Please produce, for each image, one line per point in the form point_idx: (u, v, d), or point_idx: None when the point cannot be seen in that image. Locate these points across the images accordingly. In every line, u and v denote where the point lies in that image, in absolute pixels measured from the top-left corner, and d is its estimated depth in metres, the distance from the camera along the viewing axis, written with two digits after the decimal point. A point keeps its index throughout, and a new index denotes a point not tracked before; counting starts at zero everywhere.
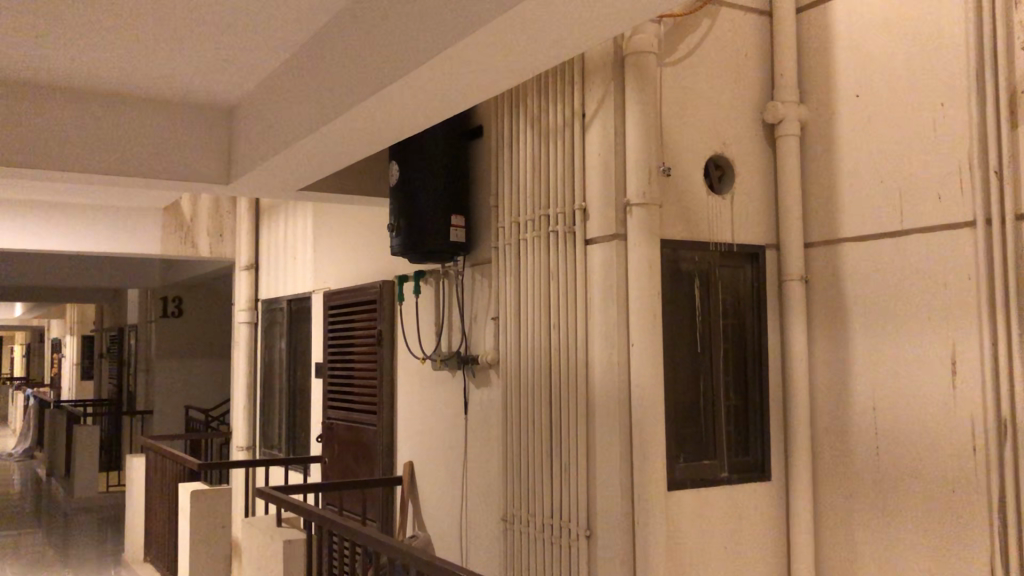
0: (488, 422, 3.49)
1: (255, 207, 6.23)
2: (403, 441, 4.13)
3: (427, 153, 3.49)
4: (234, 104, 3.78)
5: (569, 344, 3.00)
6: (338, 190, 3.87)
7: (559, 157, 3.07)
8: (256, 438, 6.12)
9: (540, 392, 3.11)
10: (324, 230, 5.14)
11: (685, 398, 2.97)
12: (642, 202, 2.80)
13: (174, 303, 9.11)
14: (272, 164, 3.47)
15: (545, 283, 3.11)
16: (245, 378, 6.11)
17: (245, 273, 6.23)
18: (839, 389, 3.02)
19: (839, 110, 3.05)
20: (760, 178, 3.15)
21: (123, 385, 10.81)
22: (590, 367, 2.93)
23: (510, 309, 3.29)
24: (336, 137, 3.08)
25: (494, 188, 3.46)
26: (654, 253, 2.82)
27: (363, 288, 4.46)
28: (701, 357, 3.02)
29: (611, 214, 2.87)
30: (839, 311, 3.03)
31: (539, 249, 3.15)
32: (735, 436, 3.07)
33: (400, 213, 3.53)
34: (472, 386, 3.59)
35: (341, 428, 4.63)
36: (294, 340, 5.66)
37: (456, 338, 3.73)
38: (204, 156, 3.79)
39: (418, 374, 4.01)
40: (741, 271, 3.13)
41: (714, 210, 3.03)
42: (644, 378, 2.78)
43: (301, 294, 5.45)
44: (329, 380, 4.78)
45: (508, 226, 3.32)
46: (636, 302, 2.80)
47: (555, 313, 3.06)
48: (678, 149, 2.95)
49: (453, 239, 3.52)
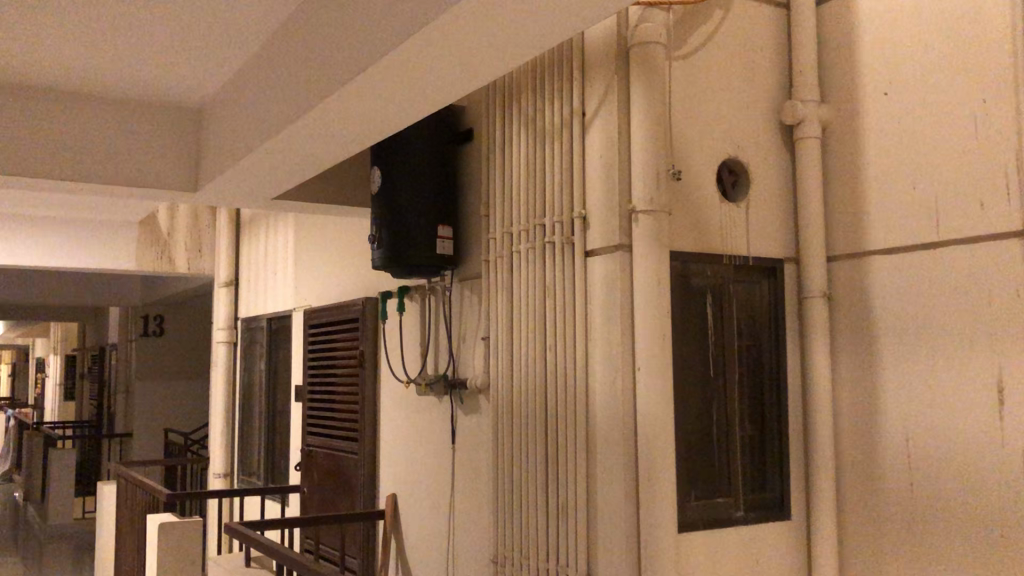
0: (478, 452, 3.18)
1: (235, 221, 5.94)
2: (387, 471, 3.82)
3: (412, 157, 3.20)
4: (202, 105, 3.48)
5: (567, 368, 2.69)
6: (314, 198, 3.57)
7: (556, 160, 2.78)
8: (234, 466, 5.79)
9: (534, 421, 2.80)
10: (305, 243, 4.85)
11: (698, 428, 2.66)
12: (649, 208, 2.50)
13: (155, 322, 8.81)
14: (241, 168, 3.17)
15: (540, 300, 2.81)
16: (222, 401, 5.79)
17: (224, 290, 5.93)
18: (868, 418, 2.72)
19: (864, 110, 2.77)
20: (776, 185, 2.87)
21: (103, 406, 10.47)
22: (593, 393, 2.63)
23: (501, 329, 2.98)
24: (307, 135, 2.78)
25: (484, 195, 3.17)
26: (663, 266, 2.52)
27: (344, 305, 4.17)
28: (715, 382, 2.71)
29: (613, 222, 2.57)
30: (866, 330, 2.73)
31: (533, 262, 2.86)
32: (752, 469, 2.76)
33: (383, 223, 3.23)
34: (461, 412, 3.28)
35: (320, 456, 4.31)
36: (273, 361, 5.36)
37: (443, 359, 3.42)
38: (171, 162, 3.48)
39: (402, 398, 3.70)
40: (757, 287, 2.84)
41: (728, 219, 2.73)
42: (652, 406, 2.47)
43: (281, 311, 5.14)
44: (308, 404, 4.47)
45: (501, 236, 3.03)
46: (642, 320, 2.49)
47: (551, 332, 2.76)
48: (688, 151, 2.66)
49: (440, 251, 3.21)
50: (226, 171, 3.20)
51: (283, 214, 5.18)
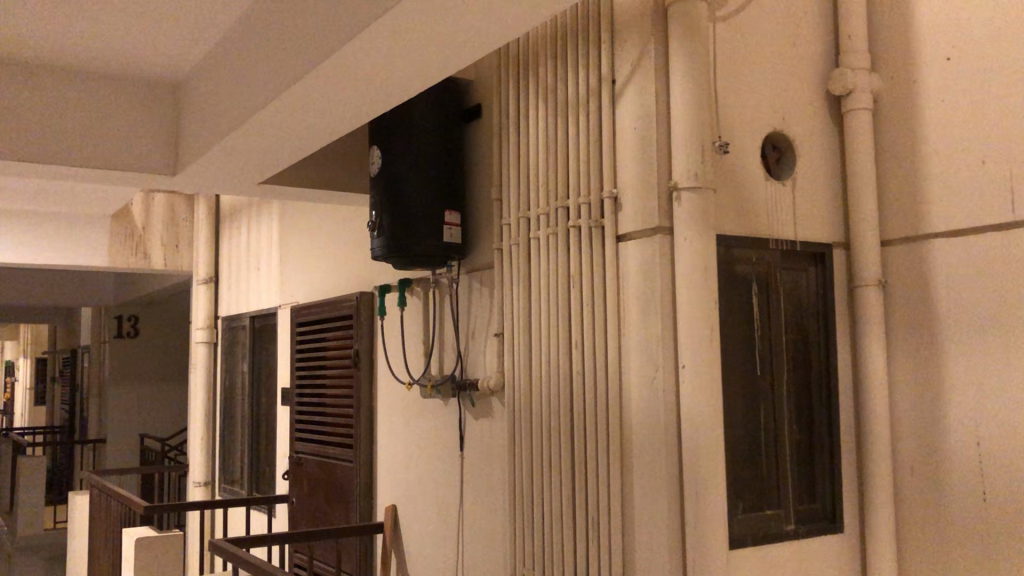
0: (490, 461, 2.88)
1: (214, 214, 5.60)
2: (386, 481, 3.51)
3: (415, 136, 2.91)
4: (180, 81, 3.15)
5: (597, 366, 2.40)
6: (306, 185, 3.26)
7: (582, 134, 2.48)
8: (215, 474, 5.46)
9: (558, 427, 2.51)
10: (292, 236, 4.52)
11: (745, 433, 2.37)
12: (693, 185, 2.22)
13: (130, 322, 8.45)
14: (224, 149, 2.85)
15: (564, 292, 2.52)
16: (202, 405, 5.46)
17: (203, 287, 5.59)
18: (930, 420, 2.44)
19: (922, 78, 2.49)
20: (823, 163, 2.59)
21: (76, 410, 10.08)
22: (628, 395, 2.34)
23: (518, 325, 2.69)
24: (299, 109, 2.47)
25: (496, 177, 2.87)
26: (709, 250, 2.23)
27: (336, 302, 3.86)
28: (762, 381, 2.42)
29: (650, 202, 2.28)
30: (927, 323, 2.46)
31: (555, 249, 2.56)
32: (801, 479, 2.49)
33: (383, 209, 2.92)
34: (471, 417, 2.98)
35: (309, 465, 3.99)
36: (257, 363, 5.03)
37: (449, 359, 3.12)
38: (147, 143, 3.14)
39: (403, 402, 3.40)
40: (804, 276, 2.56)
41: (773, 200, 2.45)
42: (699, 411, 2.18)
43: (265, 309, 4.81)
44: (297, 408, 4.15)
45: (517, 221, 2.73)
46: (685, 313, 2.20)
47: (577, 327, 2.47)
48: (731, 123, 2.37)
49: (448, 239, 2.91)
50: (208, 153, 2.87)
51: (267, 205, 4.86)
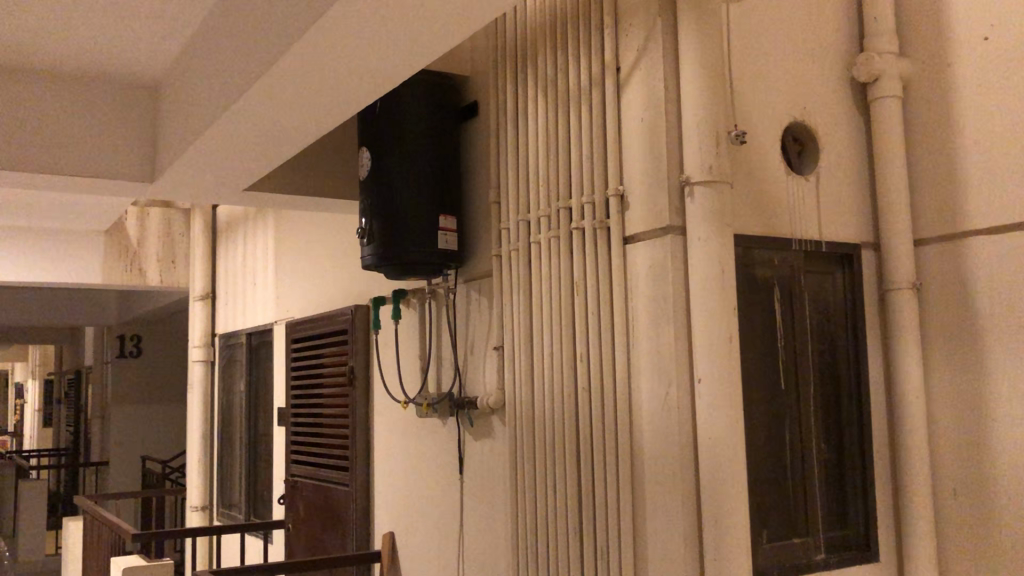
0: (492, 484, 2.66)
1: (211, 228, 5.42)
2: (383, 505, 3.30)
3: (406, 136, 2.71)
4: (158, 81, 2.96)
5: (604, 380, 2.19)
6: (292, 190, 3.06)
7: (585, 127, 2.28)
8: (213, 498, 5.26)
9: (561, 449, 2.29)
10: (287, 249, 4.33)
11: (769, 452, 2.14)
12: (706, 179, 2.00)
13: (132, 341, 8.30)
14: (200, 151, 2.65)
15: (567, 299, 2.31)
16: (199, 425, 5.25)
17: (200, 303, 5.41)
18: (972, 434, 2.21)
19: (956, 60, 2.27)
20: (849, 156, 2.37)
21: (80, 432, 9.90)
22: (639, 412, 2.12)
23: (519, 337, 2.48)
24: (276, 103, 2.28)
25: (494, 178, 2.67)
26: (726, 250, 2.01)
27: (331, 317, 3.65)
28: (787, 395, 2.20)
29: (659, 199, 2.07)
30: (967, 327, 2.23)
31: (557, 253, 2.35)
32: (832, 502, 2.25)
33: (373, 214, 2.72)
34: (471, 437, 2.77)
35: (305, 489, 3.78)
36: (254, 382, 4.84)
37: (447, 374, 2.91)
38: (123, 147, 2.94)
39: (400, 420, 3.19)
40: (830, 278, 2.34)
41: (795, 195, 2.24)
42: (718, 430, 1.96)
43: (261, 325, 4.63)
44: (293, 428, 3.95)
45: (517, 224, 2.53)
46: (700, 321, 1.98)
47: (581, 338, 2.25)
48: (748, 112, 2.16)
49: (443, 246, 2.71)
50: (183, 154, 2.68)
51: (262, 217, 4.67)
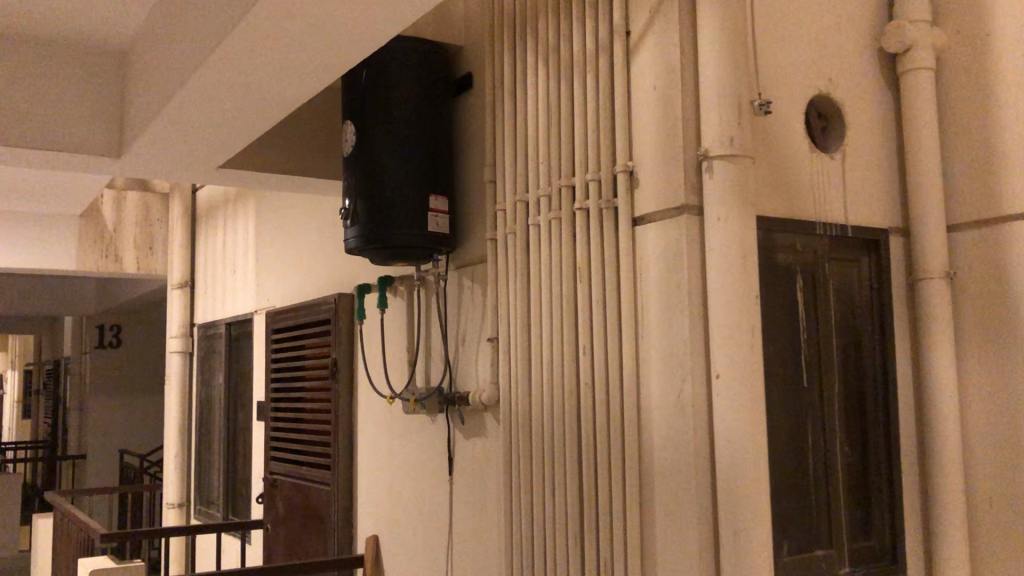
0: (484, 486, 2.47)
1: (191, 213, 5.19)
2: (367, 506, 3.10)
3: (394, 109, 2.50)
4: (127, 48, 2.74)
5: (609, 375, 1.99)
6: (275, 168, 2.86)
7: (590, 98, 2.08)
8: (191, 495, 5.03)
9: (561, 449, 2.10)
10: (269, 234, 4.12)
11: (790, 456, 1.95)
12: (726, 152, 1.81)
13: (112, 332, 8.03)
14: (170, 120, 2.44)
15: (569, 287, 2.11)
16: (176, 419, 5.03)
17: (178, 292, 5.16)
18: (1010, 437, 2.03)
19: (995, 30, 2.08)
20: (877, 134, 2.18)
21: (58, 425, 9.64)
22: (649, 410, 1.92)
23: (515, 327, 2.28)
24: (250, 62, 2.07)
25: (489, 156, 2.46)
26: (747, 231, 1.82)
27: (312, 305, 3.44)
28: (810, 393, 2.00)
29: (674, 174, 1.87)
30: (1005, 321, 2.04)
31: (558, 236, 2.16)
32: (856, 511, 2.06)
33: (358, 193, 2.51)
34: (462, 435, 2.57)
35: (284, 487, 3.57)
36: (234, 374, 4.63)
37: (436, 367, 2.71)
38: (87, 118, 2.71)
39: (386, 416, 2.98)
40: (856, 266, 2.14)
41: (820, 174, 2.05)
42: (738, 431, 1.77)
43: (240, 315, 4.42)
44: (272, 423, 3.74)
45: (514, 205, 2.33)
46: (718, 309, 1.79)
47: (584, 329, 2.05)
48: (772, 80, 1.97)
49: (433, 228, 2.50)
50: (151, 124, 2.46)
51: (243, 201, 4.45)
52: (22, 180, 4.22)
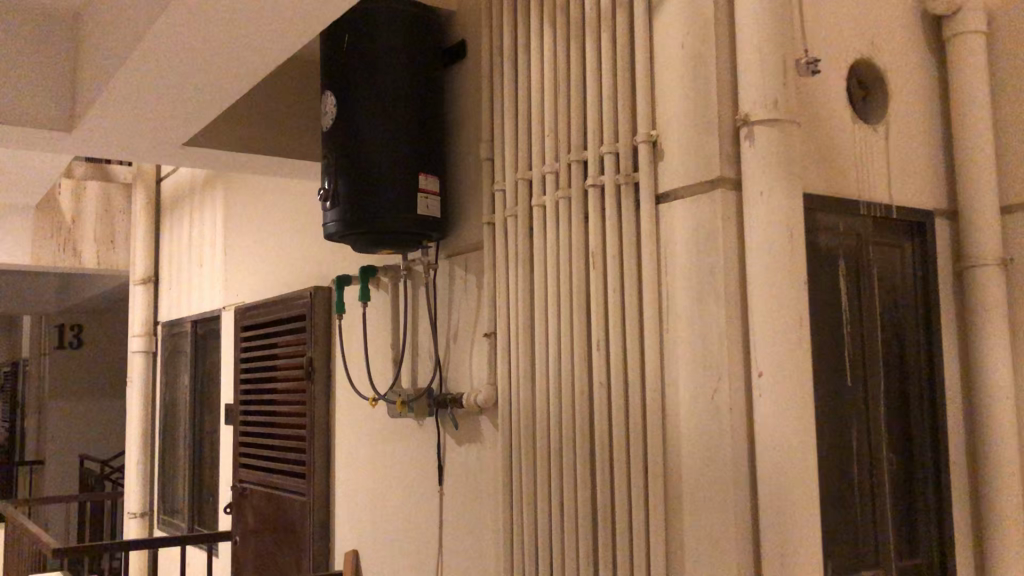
0: (479, 498, 2.22)
1: (155, 205, 4.90)
2: (346, 518, 2.84)
3: (379, 79, 2.25)
4: (80, 9, 2.46)
5: (627, 373, 1.75)
6: (232, 146, 2.59)
7: (605, 60, 1.84)
8: (153, 503, 4.72)
9: (571, 458, 1.85)
10: (239, 224, 3.84)
11: (838, 467, 1.71)
12: (769, 117, 1.58)
13: (73, 332, 7.69)
14: (128, 88, 2.17)
15: (580, 274, 1.87)
16: (138, 423, 4.73)
17: (141, 288, 4.85)
18: None
19: None
20: (922, 107, 1.96)
21: (15, 430, 9.24)
22: (675, 413, 1.68)
23: (517, 322, 2.03)
24: (218, 15, 1.81)
25: (486, 130, 2.21)
26: (793, 208, 1.59)
27: (286, 300, 3.18)
28: (857, 394, 1.77)
29: (707, 143, 1.64)
30: None
31: (566, 217, 1.91)
32: (903, 528, 1.83)
33: (340, 172, 2.26)
34: (454, 441, 2.32)
35: (255, 497, 3.30)
36: (200, 375, 4.35)
37: (425, 366, 2.45)
38: (34, 87, 2.42)
39: (368, 420, 2.73)
40: (900, 253, 1.92)
41: (864, 149, 1.82)
42: (786, 438, 1.53)
43: (208, 313, 4.13)
44: (242, 427, 3.46)
45: (515, 184, 2.08)
46: (761, 298, 1.55)
47: (597, 321, 1.81)
48: (816, 41, 1.74)
49: (423, 211, 2.25)
50: (105, 90, 2.18)
51: (211, 190, 4.17)
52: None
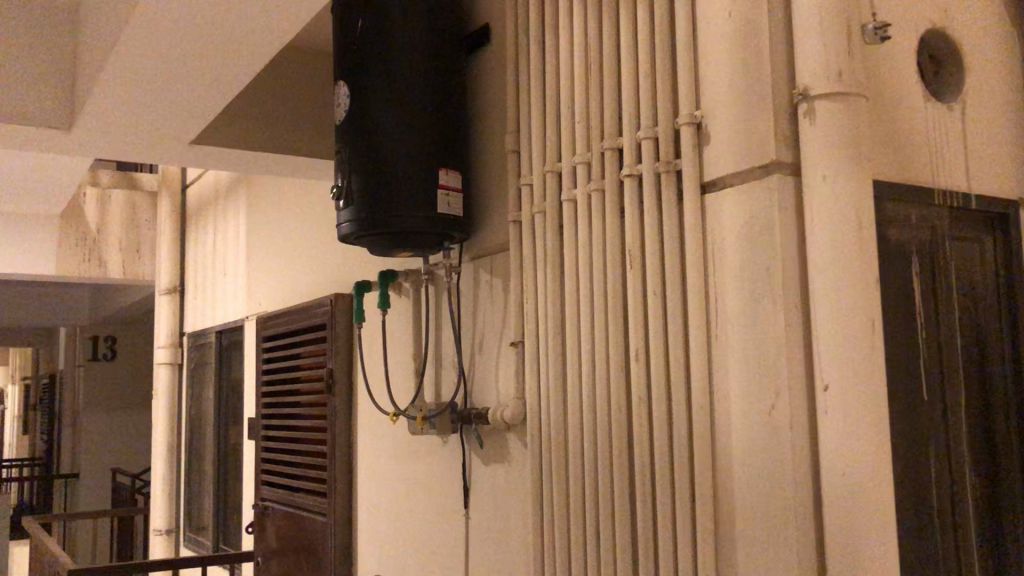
0: (508, 523, 2.02)
1: (180, 213, 4.78)
2: (369, 541, 2.65)
3: (395, 64, 2.08)
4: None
5: (671, 387, 1.54)
6: (243, 143, 2.46)
7: (642, 34, 1.63)
8: (179, 519, 4.58)
9: (608, 482, 1.65)
10: (261, 229, 3.69)
11: (915, 495, 1.49)
12: (833, 89, 1.36)
13: (106, 343, 7.63)
14: (124, 70, 2.03)
15: (616, 274, 1.67)
16: (164, 437, 4.60)
17: (166, 298, 4.73)
18: None
19: None
20: (1001, 84, 1.73)
21: (52, 442, 9.22)
22: (727, 432, 1.47)
23: (547, 329, 1.83)
24: None
25: (511, 119, 2.02)
26: (862, 194, 1.37)
27: (306, 309, 3.01)
28: (934, 409, 1.55)
29: (759, 121, 1.43)
30: None
31: (599, 212, 1.71)
32: (992, 563, 1.59)
33: (354, 168, 2.08)
34: (480, 460, 2.12)
35: (276, 516, 3.13)
36: (225, 387, 4.20)
37: (449, 378, 2.26)
38: (33, 80, 2.31)
39: (390, 436, 2.54)
40: (980, 248, 1.69)
41: (938, 130, 1.60)
42: (858, 462, 1.31)
43: (231, 323, 3.99)
44: (263, 442, 3.30)
45: (543, 177, 1.89)
46: (826, 299, 1.34)
47: (635, 327, 1.61)
48: (883, 6, 1.52)
49: (444, 210, 2.05)
50: (100, 72, 2.05)
51: (234, 195, 4.03)
52: (18, 177, 3.87)
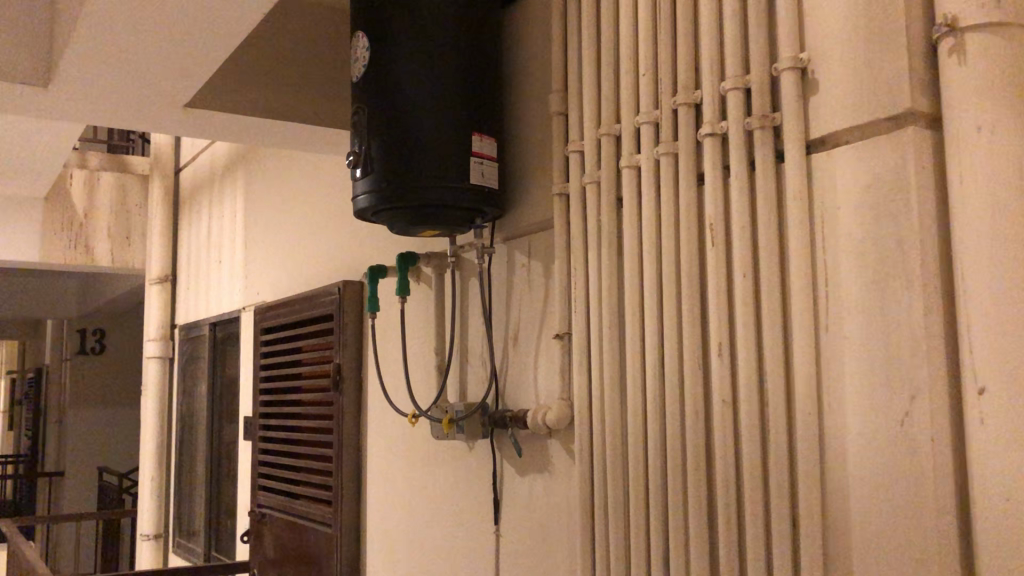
0: (548, 543, 1.75)
1: (173, 197, 4.49)
2: (380, 556, 2.38)
3: (422, 13, 1.80)
4: None
5: (766, 385, 1.27)
6: (245, 108, 2.19)
7: None
8: (168, 524, 4.30)
9: (683, 498, 1.38)
10: (261, 212, 3.40)
11: None
12: (995, 16, 1.08)
13: (94, 336, 7.34)
14: (108, 15, 1.75)
15: (693, 252, 1.40)
16: (153, 436, 4.31)
17: (156, 287, 4.43)
18: None
19: None
20: None
21: (37, 439, 8.89)
22: (841, 445, 1.21)
23: (602, 317, 1.57)
24: None
25: (557, 75, 1.75)
26: None
27: (310, 298, 2.74)
28: None
29: (889, 62, 1.16)
30: None
31: (670, 181, 1.44)
32: None
33: (374, 133, 1.81)
34: (514, 470, 1.86)
35: (275, 525, 2.85)
36: (219, 382, 3.92)
37: (476, 375, 2.00)
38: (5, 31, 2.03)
39: (407, 439, 2.27)
40: None
41: None
42: None
43: (227, 314, 3.71)
44: (260, 445, 3.02)
45: (597, 140, 1.62)
46: (981, 279, 1.07)
47: (719, 315, 1.34)
48: None
49: (477, 180, 1.78)
50: (79, 18, 1.78)
51: (231, 177, 3.75)
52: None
